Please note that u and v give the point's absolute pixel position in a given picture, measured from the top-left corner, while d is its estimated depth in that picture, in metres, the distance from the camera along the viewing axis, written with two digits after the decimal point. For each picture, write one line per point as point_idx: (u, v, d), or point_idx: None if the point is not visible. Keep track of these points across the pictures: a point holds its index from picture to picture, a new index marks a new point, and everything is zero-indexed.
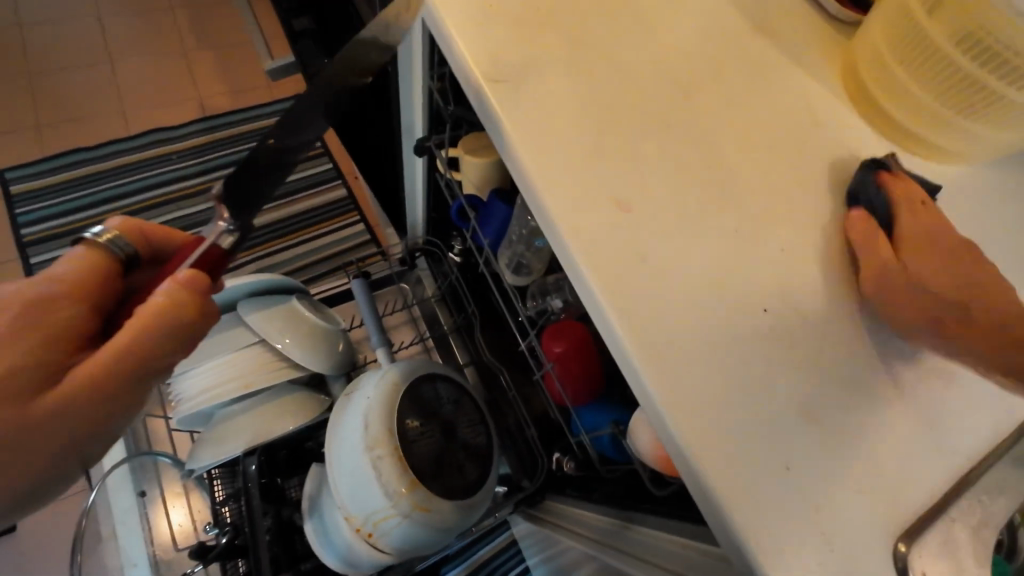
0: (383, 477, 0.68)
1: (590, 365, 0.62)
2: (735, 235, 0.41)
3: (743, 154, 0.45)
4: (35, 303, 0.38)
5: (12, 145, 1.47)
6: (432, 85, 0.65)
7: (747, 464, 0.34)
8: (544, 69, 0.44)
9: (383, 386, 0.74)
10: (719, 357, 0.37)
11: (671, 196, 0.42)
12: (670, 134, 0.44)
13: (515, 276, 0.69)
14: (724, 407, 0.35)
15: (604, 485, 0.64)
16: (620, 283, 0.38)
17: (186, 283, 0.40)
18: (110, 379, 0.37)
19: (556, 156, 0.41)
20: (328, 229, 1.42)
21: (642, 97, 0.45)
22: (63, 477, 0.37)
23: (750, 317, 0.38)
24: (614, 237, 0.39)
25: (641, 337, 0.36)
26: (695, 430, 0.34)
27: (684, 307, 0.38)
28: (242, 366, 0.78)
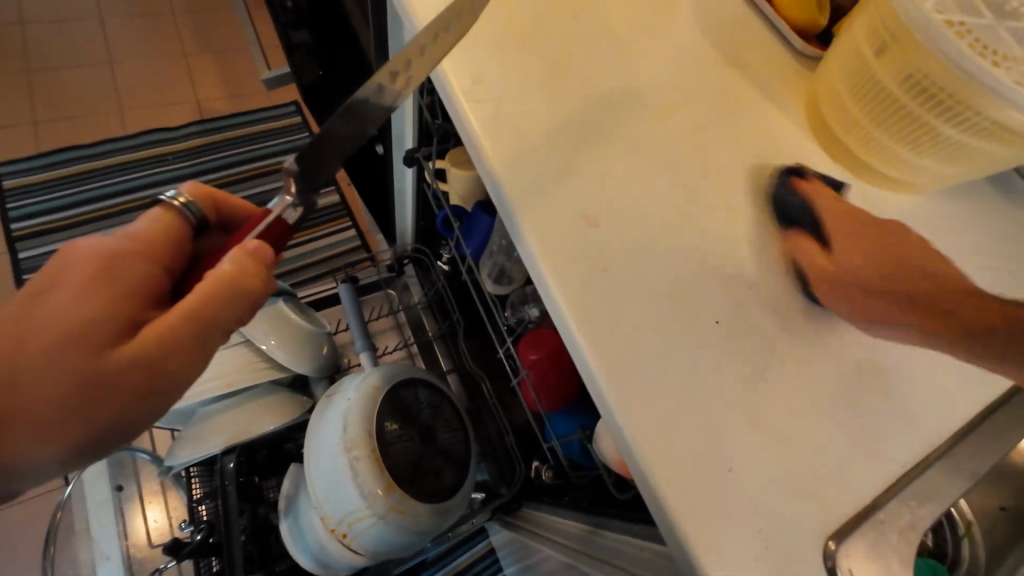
0: (360, 477, 0.70)
1: (564, 373, 0.64)
2: (693, 252, 0.44)
3: (704, 176, 0.48)
4: (114, 257, 0.41)
5: (7, 140, 1.48)
6: (422, 100, 0.68)
7: (693, 465, 0.36)
8: (520, 91, 0.47)
9: (363, 389, 0.76)
10: (672, 364, 0.39)
11: (635, 216, 0.44)
12: (638, 157, 0.47)
13: (496, 285, 0.72)
14: (675, 413, 0.38)
15: (575, 491, 0.65)
16: (582, 292, 0.40)
17: (252, 252, 0.43)
18: (179, 336, 0.40)
19: (528, 176, 0.44)
20: (319, 233, 1.44)
21: (613, 120, 0.48)
22: (134, 424, 0.40)
23: (702, 329, 0.41)
24: (579, 250, 0.42)
25: (601, 345, 0.39)
26: (646, 433, 0.37)
27: (641, 318, 0.40)
28: (223, 365, 0.80)
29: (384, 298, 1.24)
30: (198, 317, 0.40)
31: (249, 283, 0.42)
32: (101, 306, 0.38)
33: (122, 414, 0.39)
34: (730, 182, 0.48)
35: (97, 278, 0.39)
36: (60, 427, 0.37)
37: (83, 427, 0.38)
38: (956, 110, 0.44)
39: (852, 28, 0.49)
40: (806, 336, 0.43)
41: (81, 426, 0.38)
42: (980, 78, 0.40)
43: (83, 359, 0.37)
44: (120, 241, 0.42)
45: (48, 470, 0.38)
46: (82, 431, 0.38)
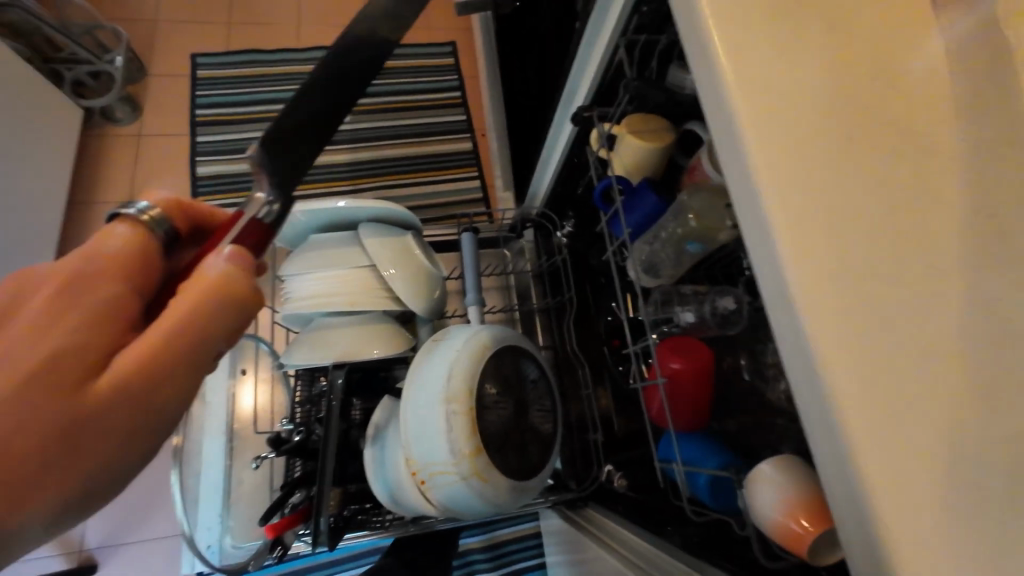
0: (453, 433, 0.67)
1: (703, 392, 0.57)
2: (984, 297, 0.34)
3: (1011, 207, 0.36)
4: (76, 285, 0.35)
5: (208, 32, 1.63)
6: (620, 49, 0.61)
7: (949, 549, 0.28)
8: (797, 48, 0.38)
9: (474, 343, 0.73)
10: (951, 456, 0.30)
11: (918, 230, 0.35)
12: (932, 159, 0.37)
13: (643, 276, 0.64)
14: (937, 486, 0.29)
15: (679, 523, 0.58)
16: (846, 340, 0.32)
17: (232, 258, 0.39)
18: (165, 360, 0.34)
19: (787, 150, 0.35)
20: (447, 178, 1.45)
21: (908, 111, 0.38)
22: (127, 470, 0.34)
23: (995, 413, 0.31)
24: (845, 281, 0.33)
25: (849, 379, 0.31)
26: (892, 500, 0.29)
27: (917, 383, 0.31)
28: (348, 285, 0.81)
29: (496, 257, 1.21)
30: (184, 340, 0.35)
31: (240, 289, 0.38)
32: (67, 342, 0.32)
33: (109, 461, 0.33)
34: None
35: (58, 315, 0.33)
36: (30, 494, 0.30)
37: (62, 488, 0.31)
38: None
39: None
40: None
41: (59, 491, 0.31)
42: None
43: (51, 409, 0.31)
44: (82, 266, 0.36)
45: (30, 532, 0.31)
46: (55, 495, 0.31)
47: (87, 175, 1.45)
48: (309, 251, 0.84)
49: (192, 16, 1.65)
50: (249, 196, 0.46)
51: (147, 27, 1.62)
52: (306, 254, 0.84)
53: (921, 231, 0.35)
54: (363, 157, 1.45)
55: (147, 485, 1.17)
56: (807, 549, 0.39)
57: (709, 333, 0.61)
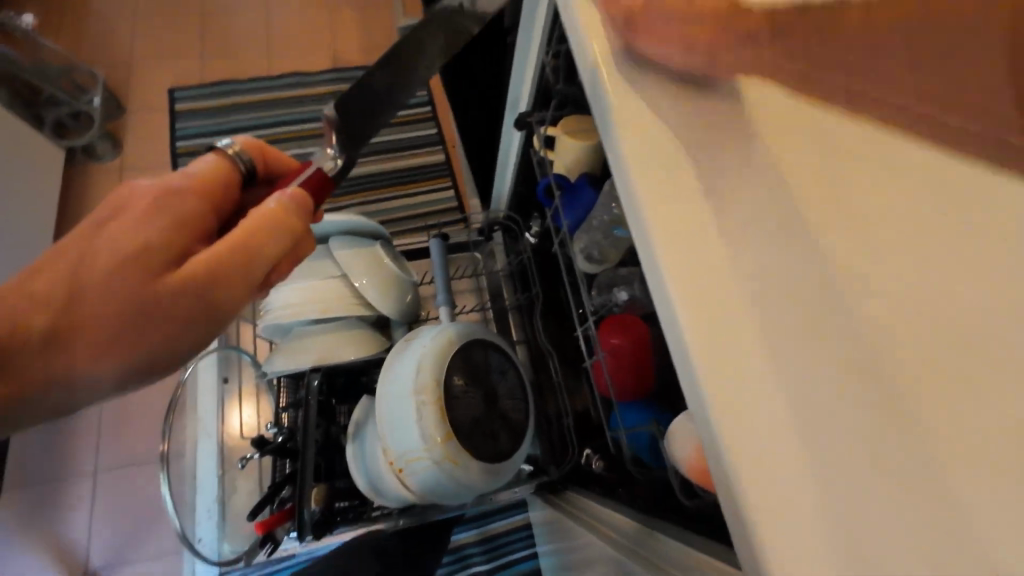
0: (423, 421, 0.73)
1: (642, 366, 0.62)
2: (828, 258, 0.40)
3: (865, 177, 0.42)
4: (172, 194, 0.44)
5: (182, 67, 1.70)
6: (546, 60, 0.67)
7: (784, 461, 0.35)
8: (671, 62, 0.44)
9: (439, 339, 0.79)
10: (791, 388, 0.36)
11: (770, 205, 0.41)
12: (793, 148, 0.43)
13: (586, 264, 0.70)
14: (776, 412, 0.36)
15: (632, 486, 0.64)
16: (708, 307, 0.38)
17: (292, 197, 0.48)
18: (223, 266, 0.43)
19: (656, 146, 0.42)
20: (421, 189, 1.50)
21: (773, 103, 0.43)
22: (182, 351, 0.44)
23: (831, 352, 0.37)
24: (705, 261, 0.39)
25: (704, 330, 0.38)
26: (734, 423, 0.36)
27: (771, 338, 0.37)
28: (322, 294, 0.87)
29: (468, 259, 1.26)
30: (242, 251, 0.44)
31: (290, 220, 0.47)
32: (158, 235, 0.42)
33: (168, 340, 0.43)
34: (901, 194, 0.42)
35: (154, 213, 0.43)
36: (113, 351, 0.41)
37: (134, 350, 0.41)
38: None
39: None
40: (961, 378, 0.38)
41: (130, 353, 0.41)
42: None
43: (139, 284, 0.41)
44: (178, 181, 0.46)
45: (101, 380, 0.42)
46: (127, 356, 0.41)
47: (73, 210, 1.50)
48: None
49: (166, 53, 1.72)
50: (320, 150, 0.55)
51: (125, 66, 1.69)
52: None
53: (772, 205, 0.41)
54: None
55: (146, 503, 1.21)
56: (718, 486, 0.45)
57: (647, 311, 0.66)
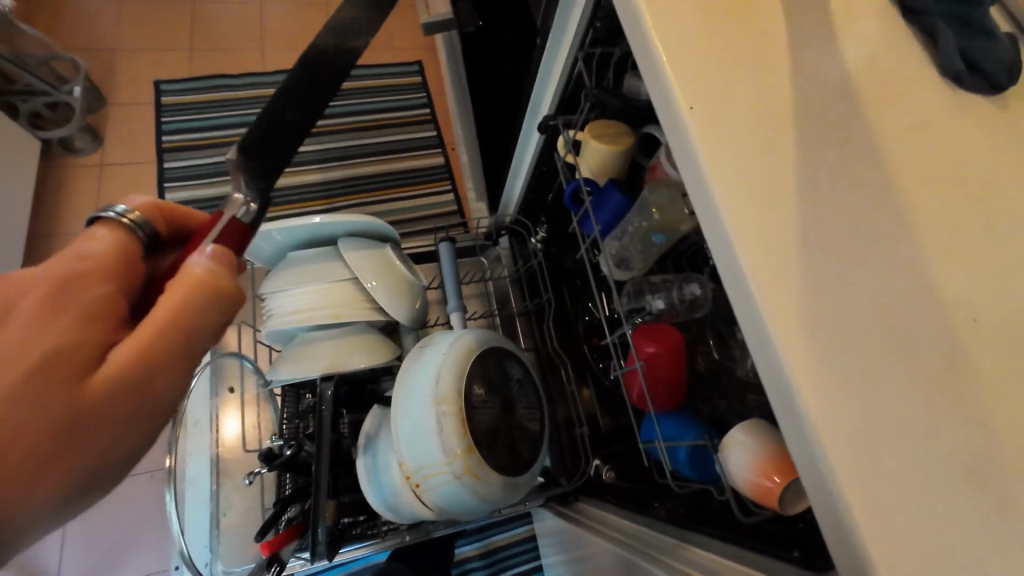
0: (444, 432, 0.69)
1: (677, 376, 0.60)
2: (899, 263, 0.39)
3: (919, 186, 0.42)
4: (68, 281, 0.38)
5: (169, 59, 1.62)
6: (580, 60, 0.66)
7: (883, 469, 0.33)
8: (739, 67, 0.43)
9: (459, 345, 0.76)
10: (882, 387, 0.35)
11: (840, 201, 0.40)
12: (860, 155, 0.42)
13: (616, 270, 0.68)
14: (870, 416, 0.34)
15: (668, 501, 0.61)
16: (798, 320, 0.36)
17: (215, 257, 0.42)
18: (157, 354, 0.37)
19: (727, 136, 0.41)
20: (421, 192, 1.47)
21: (829, 110, 0.44)
22: (133, 456, 0.37)
23: (918, 354, 0.36)
24: (793, 272, 0.37)
25: (790, 328, 0.36)
26: (831, 430, 0.34)
27: (868, 352, 0.36)
28: (331, 299, 0.83)
29: (474, 266, 1.24)
30: (177, 332, 0.38)
31: (226, 285, 0.41)
32: (65, 335, 0.35)
33: (108, 453, 0.35)
34: (956, 205, 0.42)
35: (51, 309, 0.36)
36: (33, 488, 0.33)
37: (61, 479, 0.33)
38: None
39: None
40: None
41: (58, 482, 0.33)
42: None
43: (53, 395, 0.34)
44: (70, 263, 0.39)
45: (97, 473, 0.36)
46: (52, 488, 0.33)
47: (49, 208, 1.41)
48: (290, 268, 0.85)
49: (152, 45, 1.64)
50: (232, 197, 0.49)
51: (106, 56, 1.60)
52: (287, 272, 0.85)
53: (842, 206, 0.40)
54: (336, 176, 1.46)
55: (132, 518, 1.14)
56: (778, 501, 0.44)
57: (681, 318, 0.65)
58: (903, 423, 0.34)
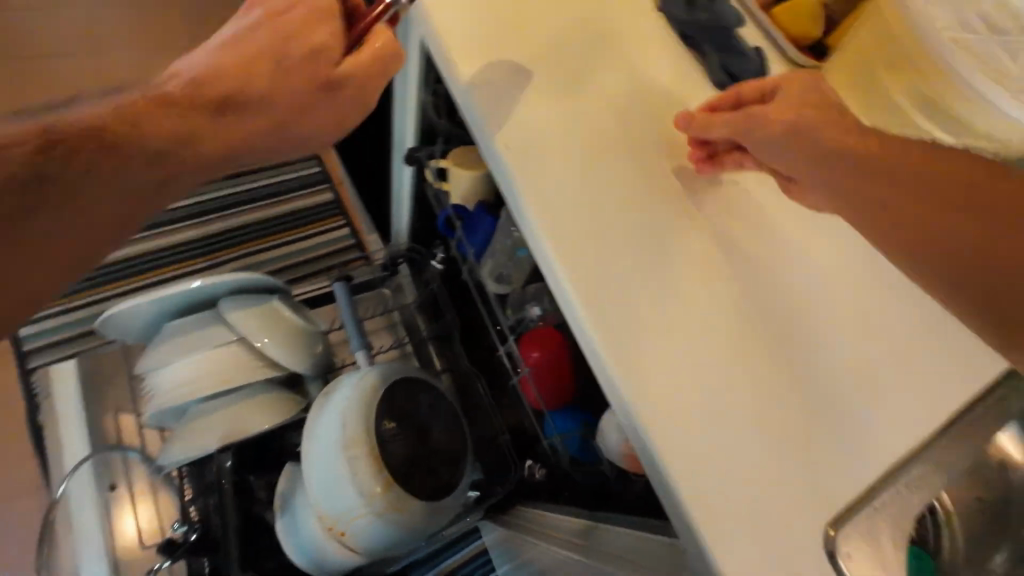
0: (359, 475, 0.71)
1: (565, 374, 0.66)
2: (690, 263, 0.49)
3: (701, 193, 0.52)
4: (145, 106, 0.42)
5: None
6: (428, 101, 0.70)
7: (692, 441, 0.43)
8: (543, 113, 0.51)
9: (363, 385, 0.76)
10: (689, 374, 0.45)
11: (637, 221, 0.49)
12: (650, 174, 0.51)
13: (496, 285, 0.71)
14: (680, 400, 0.44)
15: (575, 490, 0.67)
16: (618, 331, 0.45)
17: (297, 58, 0.46)
18: (199, 161, 0.43)
19: (543, 179, 0.48)
20: (314, 232, 1.39)
21: (622, 138, 0.52)
22: None
23: (711, 340, 0.46)
24: (610, 292, 0.46)
25: (612, 339, 0.44)
26: (651, 418, 0.43)
27: (676, 347, 0.45)
28: (219, 365, 0.80)
29: (375, 297, 1.25)
30: (222, 154, 0.44)
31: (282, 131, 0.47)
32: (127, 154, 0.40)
33: (144, 195, 0.42)
34: (729, 205, 0.52)
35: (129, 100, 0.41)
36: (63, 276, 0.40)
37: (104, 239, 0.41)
38: None
39: None
40: (809, 345, 0.48)
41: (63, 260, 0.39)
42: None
43: (109, 213, 0.40)
44: (231, 45, 0.45)
45: None
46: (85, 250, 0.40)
47: None
48: (169, 341, 0.82)
49: None
50: None
51: None
52: (167, 345, 0.81)
53: (637, 222, 0.49)
54: (214, 230, 1.35)
55: None
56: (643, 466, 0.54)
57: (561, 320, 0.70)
58: (706, 398, 0.44)
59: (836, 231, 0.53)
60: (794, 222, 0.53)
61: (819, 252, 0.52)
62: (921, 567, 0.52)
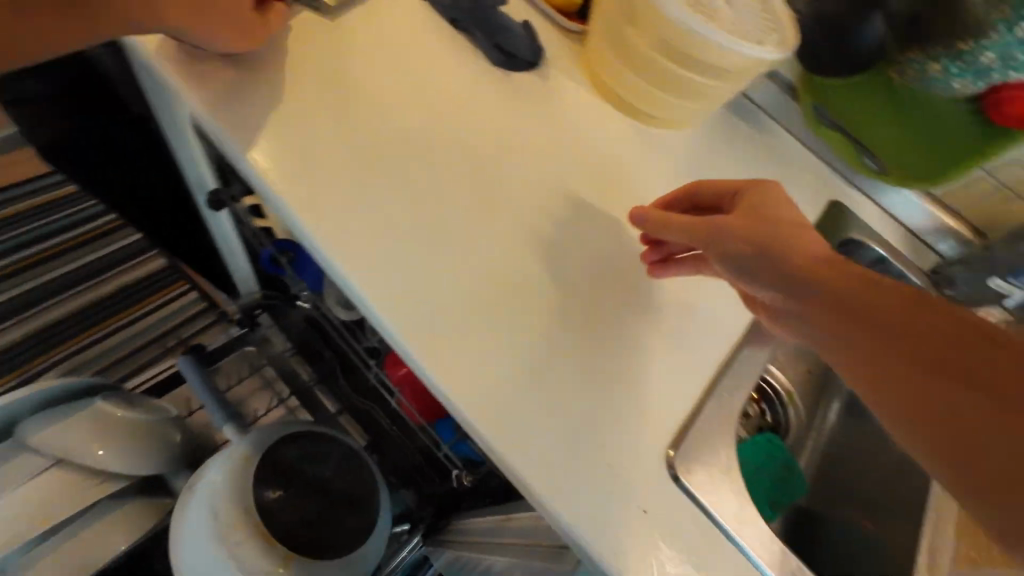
0: (247, 563, 0.64)
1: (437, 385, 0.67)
2: (497, 245, 0.49)
3: (496, 171, 0.53)
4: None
5: None
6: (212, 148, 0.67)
7: (524, 415, 0.44)
8: (311, 131, 0.49)
9: (231, 464, 0.68)
10: (511, 353, 0.46)
11: (432, 218, 0.49)
12: (439, 166, 0.51)
13: (346, 312, 0.68)
14: (506, 380, 0.45)
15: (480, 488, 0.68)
16: (429, 333, 0.45)
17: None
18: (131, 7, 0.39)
19: (323, 199, 0.47)
20: None
21: (403, 136, 0.51)
22: None
23: (529, 314, 0.48)
24: (413, 298, 0.45)
25: (426, 342, 0.44)
26: (480, 407, 0.43)
27: (494, 329, 0.46)
28: (35, 503, 0.65)
29: (239, 359, 1.07)
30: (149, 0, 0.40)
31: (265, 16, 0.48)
32: None
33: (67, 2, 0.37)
34: (526, 176, 0.54)
35: None
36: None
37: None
38: (678, 53, 0.54)
39: (596, 8, 0.57)
40: (623, 289, 0.52)
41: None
42: (700, 34, 0.51)
43: None
44: None
45: None
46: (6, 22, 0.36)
47: None
48: None
49: None
50: None
51: None
52: None
53: (434, 218, 0.49)
54: None
55: None
56: None
57: None
58: (532, 370, 0.46)
59: (626, 179, 0.58)
60: (588, 179, 0.56)
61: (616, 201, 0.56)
62: (780, 450, 0.58)
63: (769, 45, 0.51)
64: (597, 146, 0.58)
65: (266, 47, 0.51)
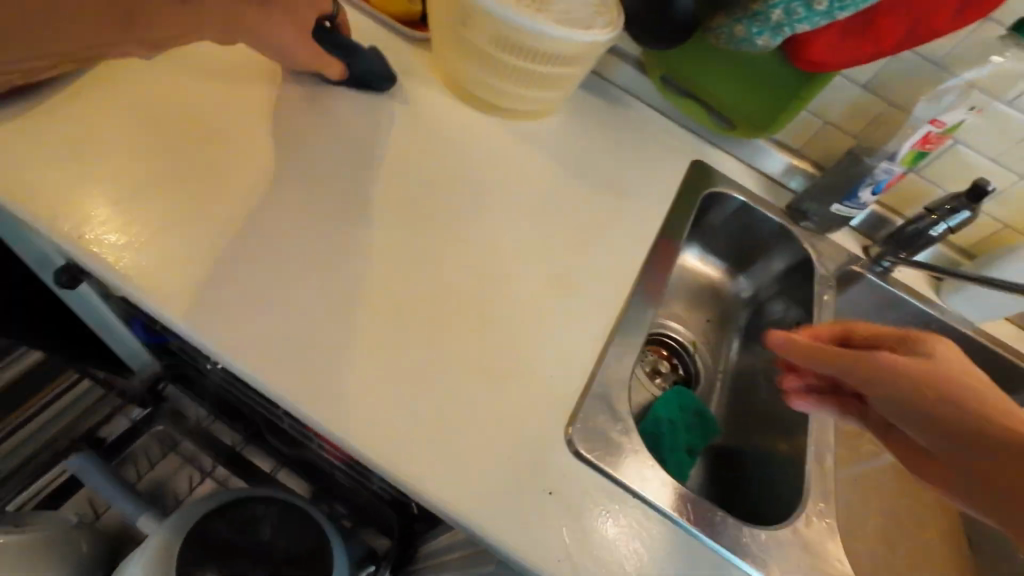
0: None
1: None
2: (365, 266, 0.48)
3: (357, 192, 0.52)
4: None
5: None
6: None
7: (414, 432, 0.42)
8: (145, 189, 0.46)
9: (149, 557, 0.64)
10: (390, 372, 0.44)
11: (291, 253, 0.47)
12: (294, 199, 0.50)
13: None
14: (388, 400, 0.43)
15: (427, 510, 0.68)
16: (298, 372, 0.42)
17: None
18: None
19: (163, 258, 0.44)
20: None
21: (251, 177, 0.50)
22: None
23: (407, 327, 0.47)
24: (274, 339, 0.43)
25: (296, 382, 0.42)
26: (365, 435, 0.41)
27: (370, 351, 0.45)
28: None
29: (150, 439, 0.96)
30: None
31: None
32: None
33: None
34: (390, 191, 0.53)
35: None
36: None
37: None
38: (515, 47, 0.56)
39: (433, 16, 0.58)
40: (507, 280, 0.52)
41: None
42: (529, 28, 0.53)
43: None
44: None
45: None
46: None
47: None
48: None
49: None
50: None
51: None
52: None
53: (294, 252, 0.47)
54: None
55: None
56: None
57: None
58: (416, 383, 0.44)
59: (497, 174, 0.59)
60: (456, 182, 0.56)
61: (489, 197, 0.57)
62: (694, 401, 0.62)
63: (596, 28, 0.54)
64: (461, 149, 0.59)
65: (91, 113, 0.49)
